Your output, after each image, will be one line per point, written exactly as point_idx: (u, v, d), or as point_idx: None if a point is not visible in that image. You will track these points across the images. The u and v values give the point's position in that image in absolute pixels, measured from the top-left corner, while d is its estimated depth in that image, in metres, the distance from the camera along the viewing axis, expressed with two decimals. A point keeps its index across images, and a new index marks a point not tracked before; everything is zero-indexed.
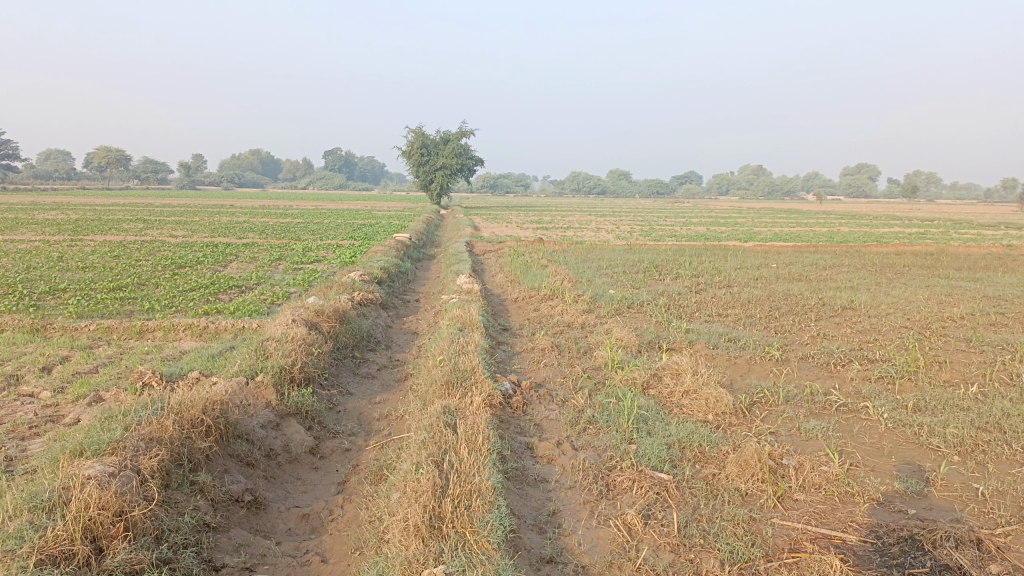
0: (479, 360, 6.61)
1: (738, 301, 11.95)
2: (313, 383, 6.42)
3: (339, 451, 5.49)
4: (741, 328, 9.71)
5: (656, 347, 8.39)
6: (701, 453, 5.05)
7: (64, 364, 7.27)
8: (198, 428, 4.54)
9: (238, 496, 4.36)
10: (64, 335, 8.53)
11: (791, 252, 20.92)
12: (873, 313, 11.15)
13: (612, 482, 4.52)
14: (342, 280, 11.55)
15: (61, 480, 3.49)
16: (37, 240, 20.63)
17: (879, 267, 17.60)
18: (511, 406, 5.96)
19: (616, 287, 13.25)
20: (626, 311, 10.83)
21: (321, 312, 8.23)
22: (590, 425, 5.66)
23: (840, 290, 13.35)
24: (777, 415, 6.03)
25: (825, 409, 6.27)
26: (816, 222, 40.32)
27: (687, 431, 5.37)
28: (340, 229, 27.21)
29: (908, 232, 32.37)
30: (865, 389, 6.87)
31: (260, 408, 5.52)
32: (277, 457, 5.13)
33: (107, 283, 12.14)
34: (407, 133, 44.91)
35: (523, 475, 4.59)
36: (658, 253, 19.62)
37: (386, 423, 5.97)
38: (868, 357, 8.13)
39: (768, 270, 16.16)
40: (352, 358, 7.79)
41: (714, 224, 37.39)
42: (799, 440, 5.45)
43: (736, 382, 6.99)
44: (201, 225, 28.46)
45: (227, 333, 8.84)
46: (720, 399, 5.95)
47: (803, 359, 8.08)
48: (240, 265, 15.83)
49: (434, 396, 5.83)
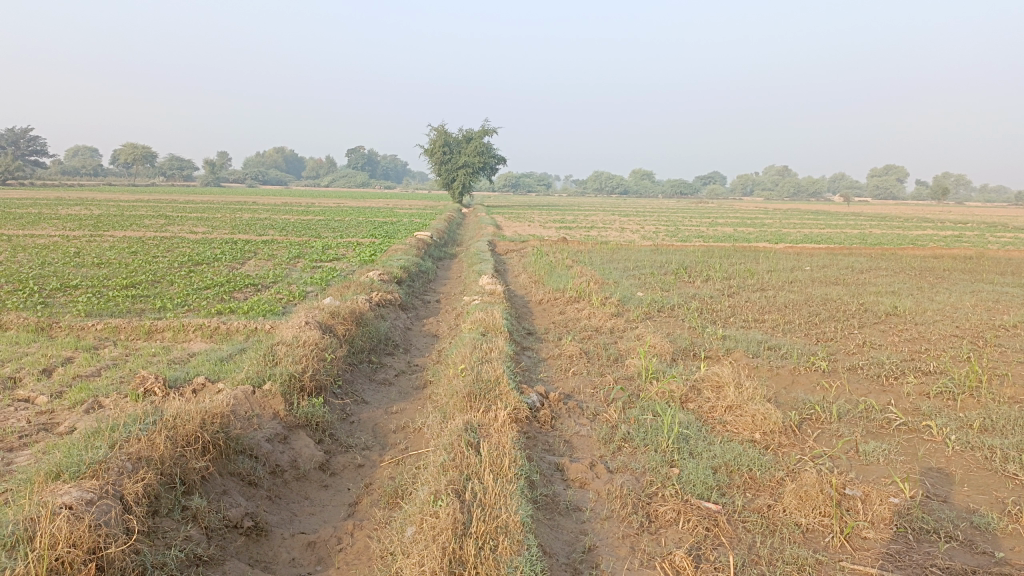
0: (504, 369, 6.12)
1: (774, 306, 11.37)
2: (325, 392, 5.98)
3: (352, 467, 5.03)
4: (781, 335, 9.15)
5: (691, 355, 7.85)
6: (752, 479, 4.52)
7: (66, 366, 6.89)
8: (195, 444, 4.11)
9: (237, 522, 3.91)
10: (70, 334, 8.17)
11: (824, 254, 20.25)
12: (921, 321, 10.52)
13: (654, 514, 4.02)
14: (361, 279, 11.12)
15: (29, 509, 3.07)
16: (57, 235, 20.43)
17: (919, 270, 16.87)
18: (539, 420, 5.47)
19: (645, 290, 12.73)
20: (656, 316, 10.31)
21: (336, 313, 7.78)
22: (625, 443, 5.17)
23: (881, 295, 12.70)
24: (830, 435, 5.49)
25: (883, 429, 5.71)
26: (845, 224, 39.33)
27: (734, 452, 4.85)
28: (362, 227, 26.92)
29: (944, 235, 31.37)
30: (924, 406, 6.30)
31: (266, 420, 5.09)
32: (283, 475, 4.70)
33: (121, 280, 11.80)
34: (430, 130, 44.71)
35: (554, 503, 4.10)
36: (686, 254, 19.05)
37: (402, 437, 5.51)
38: (922, 370, 7.53)
39: (803, 273, 15.55)
40: (368, 363, 7.36)
41: (742, 225, 36.54)
42: (858, 465, 4.91)
43: (780, 396, 6.45)
44: (223, 221, 28.30)
45: (238, 334, 8.44)
46: (768, 416, 5.43)
47: (851, 370, 7.50)
48: (258, 262, 15.48)
49: (455, 409, 5.36)
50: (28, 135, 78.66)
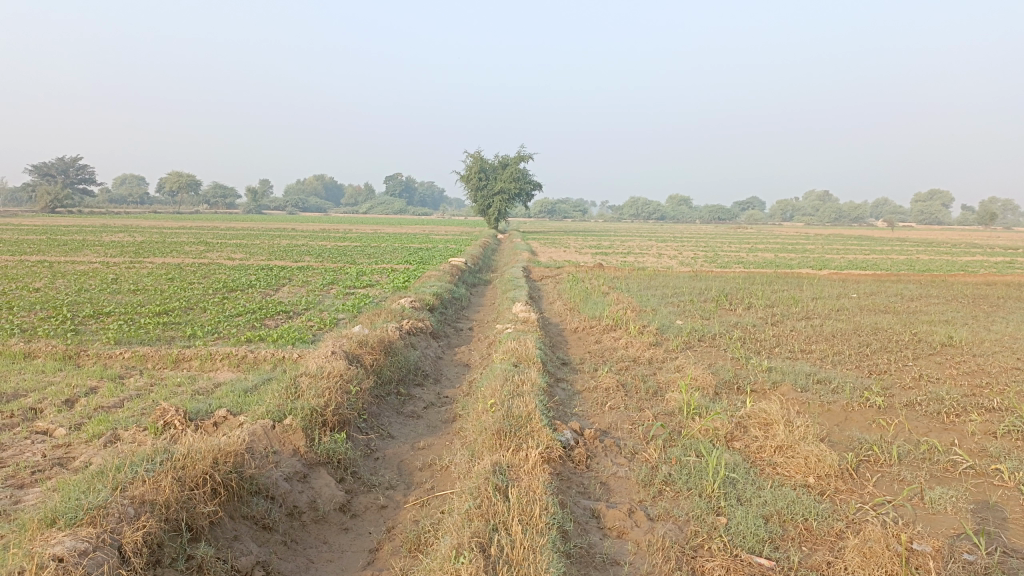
0: (537, 403, 5.77)
1: (821, 335, 10.87)
2: (349, 427, 5.70)
3: (374, 508, 4.73)
4: (831, 366, 8.68)
5: (736, 389, 7.42)
6: (808, 531, 4.14)
7: (89, 397, 6.74)
8: (204, 486, 3.85)
9: (247, 572, 3.64)
10: (97, 363, 8.05)
11: (871, 281, 19.57)
12: (979, 352, 9.94)
13: (700, 570, 3.65)
14: (392, 306, 10.90)
15: (15, 562, 2.84)
16: (97, 262, 20.67)
17: (972, 298, 16.18)
18: (573, 460, 5.12)
19: (684, 318, 12.33)
20: (697, 345, 9.90)
21: (364, 342, 7.53)
22: (667, 486, 4.80)
23: (935, 325, 12.09)
24: (891, 479, 5.07)
25: (948, 473, 5.25)
26: (890, 249, 38.19)
27: (786, 500, 4.45)
28: (397, 253, 26.88)
29: (996, 260, 30.34)
30: (991, 447, 5.80)
31: (285, 458, 4.83)
32: (301, 517, 4.42)
33: (154, 307, 11.76)
34: (466, 157, 44.86)
35: (589, 556, 3.75)
36: (726, 281, 18.56)
37: (429, 475, 5.20)
38: (986, 406, 7.01)
39: (850, 301, 14.98)
40: (396, 396, 7.08)
41: (782, 250, 35.82)
42: (924, 514, 4.48)
43: (833, 435, 6.01)
44: (259, 248, 28.54)
45: (265, 364, 8.23)
46: (822, 458, 5.03)
47: (908, 407, 7.00)
48: (292, 289, 15.39)
49: (484, 448, 5.04)
50: (77, 164, 80.90)
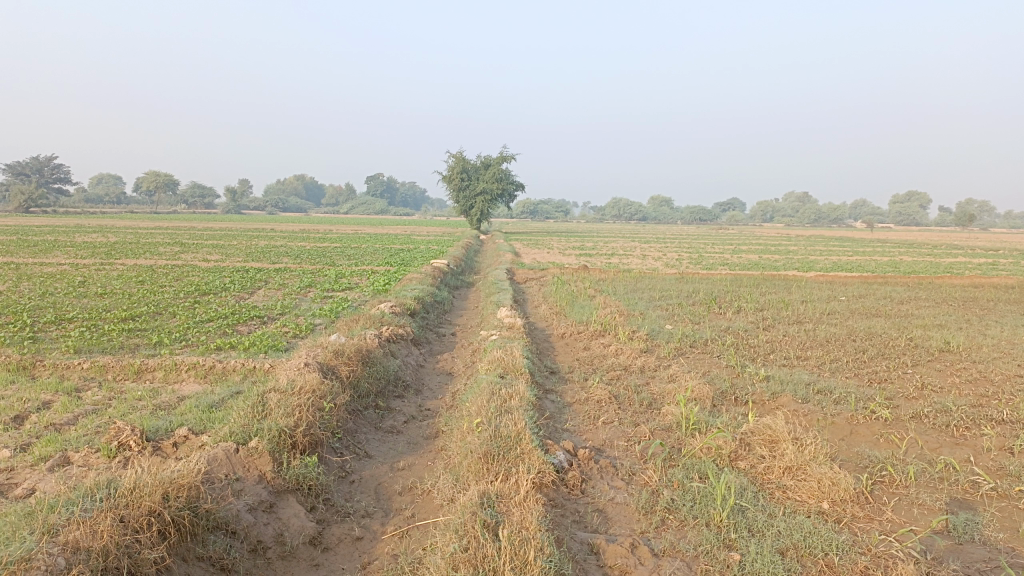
0: (526, 421, 5.33)
1: (816, 341, 10.53)
2: (321, 448, 5.22)
3: (348, 540, 4.26)
4: (829, 375, 8.32)
5: (734, 401, 7.03)
6: (829, 568, 3.74)
7: (40, 413, 6.19)
8: (151, 529, 3.39)
9: None
10: (54, 375, 7.51)
11: (859, 284, 19.29)
12: (978, 358, 9.64)
13: None
14: (371, 311, 10.42)
15: None
16: (67, 263, 19.96)
17: (962, 301, 15.95)
18: (567, 484, 4.70)
19: (673, 322, 11.96)
20: (689, 352, 9.52)
21: (341, 352, 7.05)
22: (669, 514, 4.39)
23: (930, 330, 11.78)
24: (911, 503, 4.70)
25: (969, 495, 4.89)
26: (874, 251, 37.94)
27: (801, 530, 4.05)
28: (378, 254, 26.39)
29: (977, 262, 30.42)
30: (1010, 465, 5.44)
31: (249, 486, 4.35)
32: (266, 553, 3.95)
33: (120, 312, 11.18)
34: (448, 157, 44.42)
35: None
36: (713, 283, 18.25)
37: (409, 501, 4.75)
38: (997, 419, 6.67)
39: (841, 304, 14.68)
40: (374, 410, 6.61)
41: (765, 252, 35.62)
42: (951, 545, 4.11)
43: (842, 452, 5.63)
44: (236, 249, 27.89)
45: (235, 374, 7.73)
46: (837, 482, 4.65)
47: (915, 419, 6.64)
48: (267, 292, 14.84)
49: (470, 474, 4.61)
50: (51, 163, 79.39)
